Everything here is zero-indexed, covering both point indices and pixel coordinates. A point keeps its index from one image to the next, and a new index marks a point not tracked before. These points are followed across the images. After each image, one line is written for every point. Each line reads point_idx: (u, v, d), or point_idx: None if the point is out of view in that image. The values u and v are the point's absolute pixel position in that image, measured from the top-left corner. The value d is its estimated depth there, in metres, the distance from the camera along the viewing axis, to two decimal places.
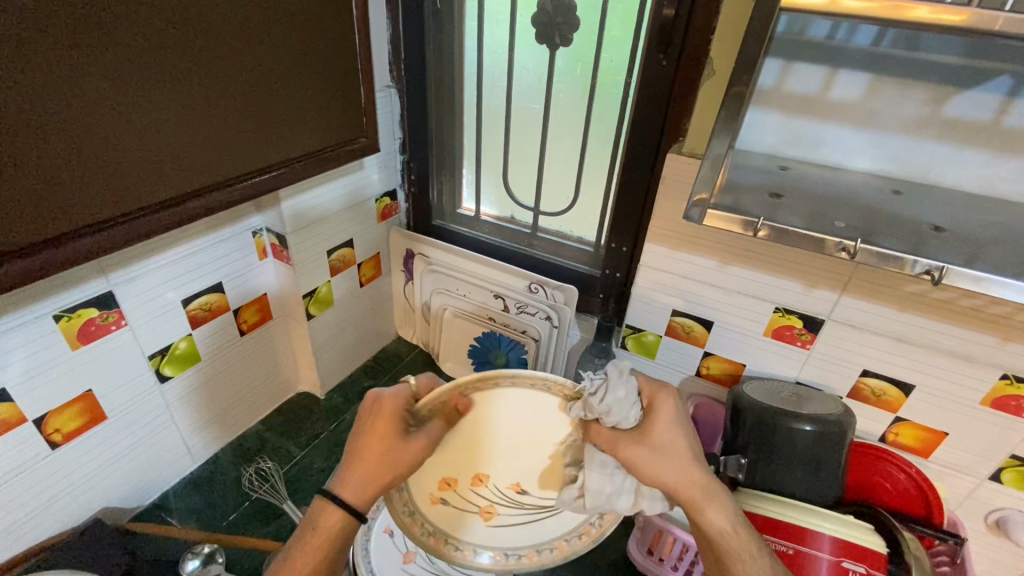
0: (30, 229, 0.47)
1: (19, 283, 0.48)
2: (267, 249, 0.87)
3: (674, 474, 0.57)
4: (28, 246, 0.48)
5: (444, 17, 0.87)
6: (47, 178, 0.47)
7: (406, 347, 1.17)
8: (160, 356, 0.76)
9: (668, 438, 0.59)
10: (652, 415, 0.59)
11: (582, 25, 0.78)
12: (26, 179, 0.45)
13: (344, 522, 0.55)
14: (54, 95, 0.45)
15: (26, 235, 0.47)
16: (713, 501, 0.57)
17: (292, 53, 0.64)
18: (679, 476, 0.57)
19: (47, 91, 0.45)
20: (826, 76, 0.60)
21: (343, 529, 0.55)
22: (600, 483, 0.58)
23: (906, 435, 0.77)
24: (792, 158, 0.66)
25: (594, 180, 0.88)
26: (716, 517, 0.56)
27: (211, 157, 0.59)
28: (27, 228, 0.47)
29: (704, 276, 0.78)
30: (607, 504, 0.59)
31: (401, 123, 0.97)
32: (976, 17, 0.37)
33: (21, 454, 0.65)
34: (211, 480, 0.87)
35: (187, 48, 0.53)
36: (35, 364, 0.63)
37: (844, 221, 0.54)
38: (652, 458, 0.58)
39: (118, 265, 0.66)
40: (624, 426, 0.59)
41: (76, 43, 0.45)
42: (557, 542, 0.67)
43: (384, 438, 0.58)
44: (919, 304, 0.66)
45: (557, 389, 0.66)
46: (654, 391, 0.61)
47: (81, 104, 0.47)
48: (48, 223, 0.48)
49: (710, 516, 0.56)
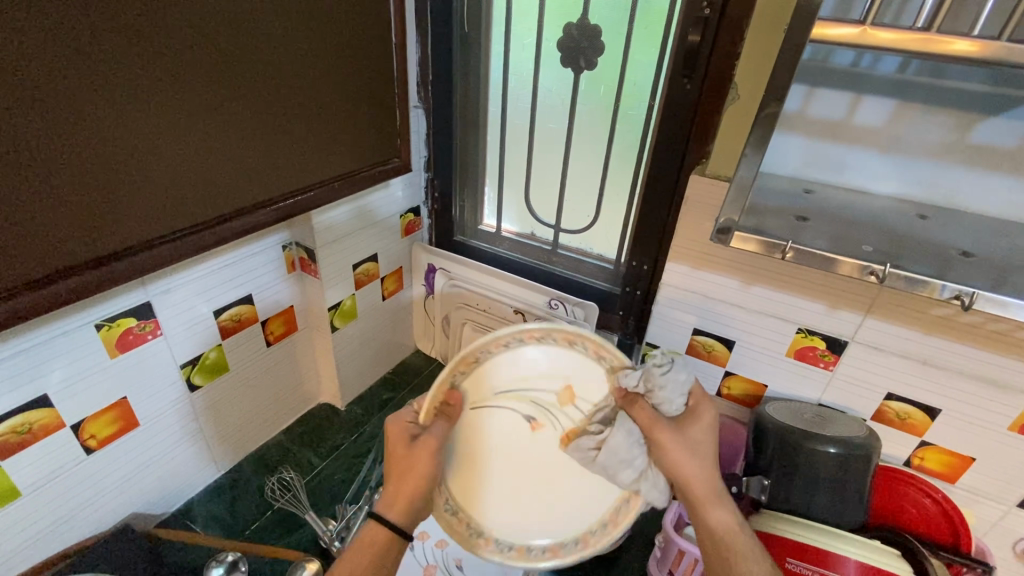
0: (78, 251, 0.49)
1: (80, 295, 0.50)
2: (295, 263, 0.89)
3: (695, 468, 0.62)
4: (90, 260, 0.50)
5: (472, 39, 0.90)
6: (91, 202, 0.48)
7: (425, 360, 1.18)
8: (191, 365, 0.78)
9: (700, 437, 0.63)
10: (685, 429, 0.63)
11: (606, 49, 0.80)
12: (72, 203, 0.47)
13: (387, 536, 0.58)
14: (100, 122, 0.47)
15: (71, 256, 0.48)
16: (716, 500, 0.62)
17: (329, 76, 0.66)
18: (698, 471, 0.62)
19: (92, 118, 0.46)
20: (850, 102, 0.61)
21: (388, 543, 0.58)
22: (620, 445, 0.62)
23: (931, 460, 0.76)
24: (816, 181, 0.67)
25: (616, 199, 0.90)
26: (721, 516, 0.61)
27: (257, 176, 0.62)
28: (73, 250, 0.48)
29: (726, 295, 0.78)
30: (613, 467, 0.63)
31: (427, 141, 1.00)
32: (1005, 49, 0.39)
33: (58, 459, 0.67)
34: (234, 488, 0.88)
35: (228, 73, 0.55)
36: (76, 372, 0.65)
37: (872, 244, 0.55)
38: (682, 446, 0.62)
39: (157, 277, 0.68)
40: (664, 411, 0.63)
41: (122, 70, 0.47)
42: (580, 534, 0.68)
43: (394, 450, 0.62)
44: (945, 328, 0.66)
45: (593, 348, 0.66)
46: (701, 398, 0.64)
47: (124, 130, 0.48)
48: (93, 245, 0.50)
49: (715, 514, 0.61)
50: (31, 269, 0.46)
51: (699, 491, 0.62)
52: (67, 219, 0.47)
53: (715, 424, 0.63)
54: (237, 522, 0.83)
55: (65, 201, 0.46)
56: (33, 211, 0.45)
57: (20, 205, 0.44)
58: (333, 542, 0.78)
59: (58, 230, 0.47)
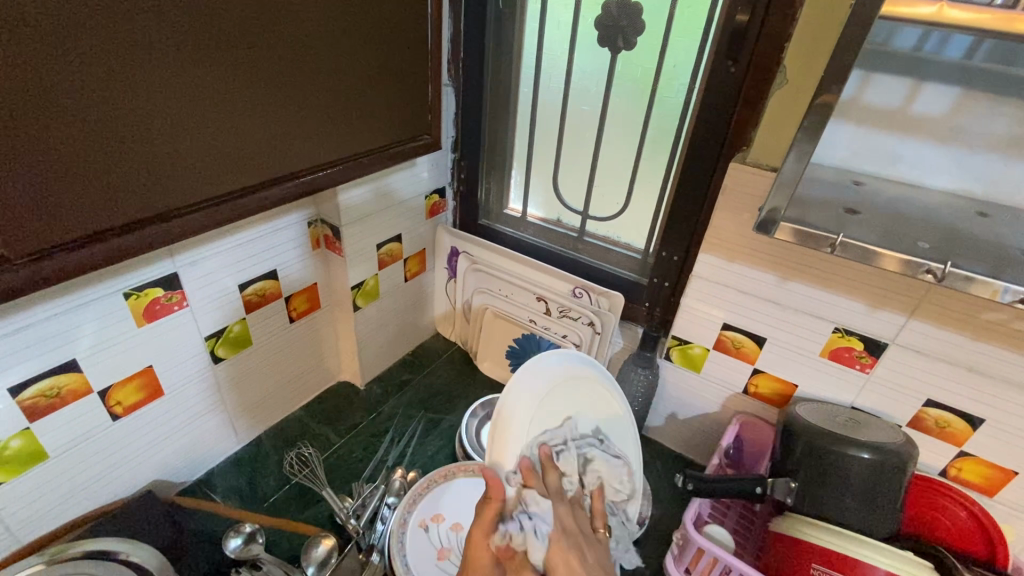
0: (103, 216, 0.48)
1: (113, 259, 0.50)
2: (320, 240, 0.89)
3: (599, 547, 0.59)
4: (123, 225, 0.50)
5: (506, 17, 0.88)
6: (115, 166, 0.47)
7: (444, 343, 1.18)
8: (215, 338, 0.79)
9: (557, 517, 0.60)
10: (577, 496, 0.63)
11: (647, 29, 0.77)
12: (95, 166, 0.46)
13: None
14: (124, 82, 0.45)
15: (97, 221, 0.48)
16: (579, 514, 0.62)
17: (362, 48, 0.64)
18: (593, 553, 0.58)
19: (116, 77, 0.45)
20: (909, 89, 0.56)
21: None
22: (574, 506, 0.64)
23: (969, 471, 0.73)
24: (864, 173, 0.63)
25: (648, 186, 0.87)
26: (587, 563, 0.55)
27: (287, 149, 0.61)
28: (99, 216, 0.48)
29: (760, 290, 0.75)
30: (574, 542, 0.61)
31: (455, 121, 0.98)
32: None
33: (86, 423, 0.68)
34: (254, 461, 0.89)
35: (256, 40, 0.53)
36: (104, 339, 0.65)
37: (928, 241, 0.52)
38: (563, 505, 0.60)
39: (184, 248, 0.68)
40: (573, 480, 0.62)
41: (146, 29, 0.45)
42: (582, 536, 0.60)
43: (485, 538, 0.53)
44: (995, 333, 0.62)
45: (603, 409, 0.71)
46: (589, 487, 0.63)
47: (148, 92, 0.47)
48: (119, 211, 0.49)
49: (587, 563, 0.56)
50: (55, 233, 0.45)
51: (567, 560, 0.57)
52: (91, 182, 0.46)
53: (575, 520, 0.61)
54: (256, 494, 0.84)
55: (88, 164, 0.45)
56: (56, 172, 0.44)
57: (44, 166, 0.43)
58: (349, 518, 0.76)
59: (82, 194, 0.46)
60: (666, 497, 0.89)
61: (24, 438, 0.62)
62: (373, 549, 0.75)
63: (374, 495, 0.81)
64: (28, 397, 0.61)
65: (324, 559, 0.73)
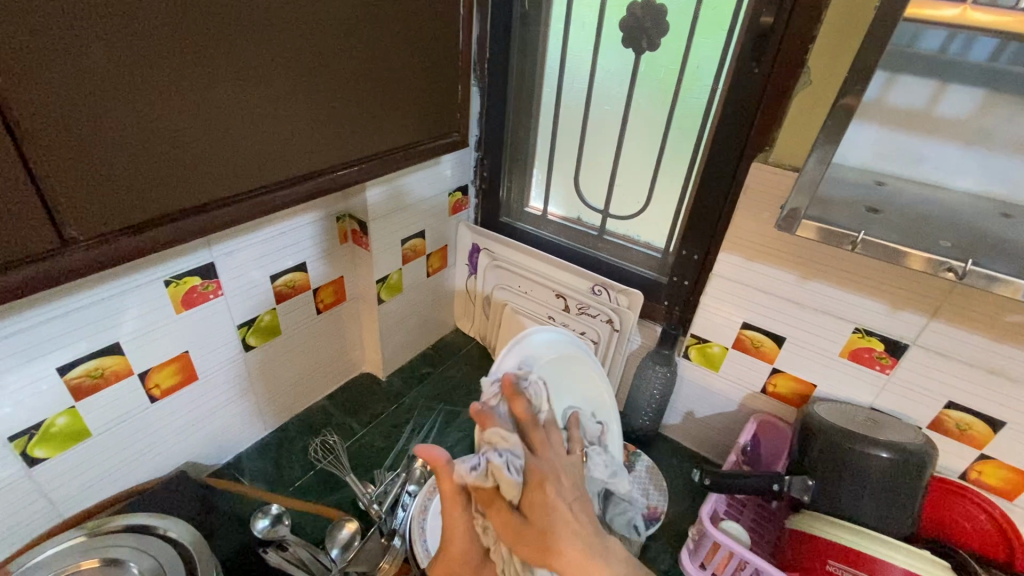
0: (155, 204, 0.50)
1: (165, 246, 0.52)
2: (347, 234, 0.91)
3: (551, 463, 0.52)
4: (178, 214, 0.52)
5: (532, 18, 0.90)
6: (163, 156, 0.48)
7: (463, 338, 1.20)
8: (246, 326, 0.82)
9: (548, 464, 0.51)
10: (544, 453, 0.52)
11: (671, 30, 0.78)
12: (144, 155, 0.47)
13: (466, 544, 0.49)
14: (177, 79, 0.47)
15: (149, 210, 0.49)
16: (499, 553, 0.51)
17: (396, 47, 0.66)
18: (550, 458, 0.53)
19: (164, 68, 0.46)
20: (934, 91, 0.56)
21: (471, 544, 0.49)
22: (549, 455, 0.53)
23: (990, 474, 0.72)
24: (888, 174, 0.64)
25: (668, 185, 0.88)
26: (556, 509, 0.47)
27: (326, 146, 0.63)
28: (150, 204, 0.49)
29: (780, 290, 0.76)
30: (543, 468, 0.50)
31: (480, 120, 1.01)
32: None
33: (127, 404, 0.71)
34: (280, 447, 0.92)
35: (300, 40, 0.55)
36: (146, 324, 0.69)
37: (949, 241, 0.52)
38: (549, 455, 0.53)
39: (221, 239, 0.72)
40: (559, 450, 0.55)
41: (198, 28, 0.47)
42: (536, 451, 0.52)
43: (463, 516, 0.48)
44: (1020, 336, 0.62)
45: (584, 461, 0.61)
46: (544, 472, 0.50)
47: (194, 83, 0.48)
48: (168, 200, 0.50)
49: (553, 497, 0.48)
50: (110, 221, 0.47)
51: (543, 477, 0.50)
52: (145, 174, 0.48)
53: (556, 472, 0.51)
54: (282, 478, 0.87)
55: (141, 157, 0.47)
56: (108, 160, 0.45)
57: (98, 155, 0.44)
58: (372, 504, 0.79)
59: (133, 182, 0.47)
60: (681, 493, 0.90)
61: (70, 415, 0.66)
62: (395, 534, 0.76)
63: (395, 483, 0.83)
64: (76, 376, 0.65)
65: (347, 542, 0.76)
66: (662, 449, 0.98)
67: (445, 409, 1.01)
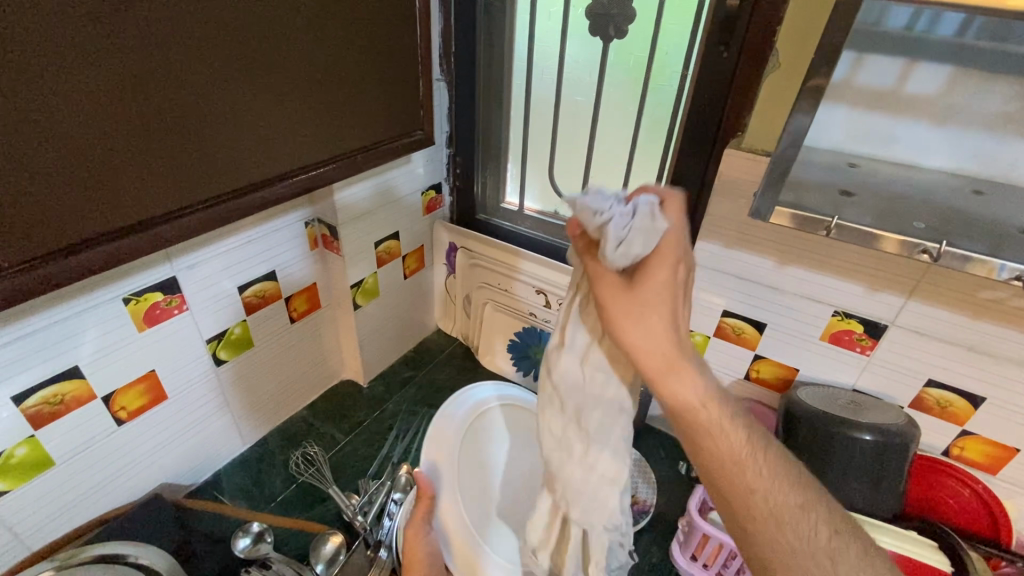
0: (87, 223, 0.47)
1: (109, 264, 0.50)
2: (317, 240, 0.89)
3: (678, 388, 0.45)
4: (122, 229, 0.50)
5: (496, 8, 0.87)
6: (95, 168, 0.46)
7: (445, 339, 1.18)
8: (216, 340, 0.79)
9: (652, 339, 0.44)
10: (646, 268, 0.42)
11: (637, 16, 0.76)
12: (73, 167, 0.44)
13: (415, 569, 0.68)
14: (114, 90, 0.45)
15: (84, 227, 0.47)
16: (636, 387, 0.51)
17: (351, 43, 0.64)
18: (677, 391, 0.45)
19: (92, 73, 0.43)
20: (902, 69, 0.56)
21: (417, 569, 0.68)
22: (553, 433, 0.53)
23: (971, 450, 0.73)
24: (861, 155, 0.63)
25: (643, 175, 0.87)
26: (733, 440, 0.46)
27: (283, 150, 0.61)
28: (84, 222, 0.47)
29: (759, 276, 0.75)
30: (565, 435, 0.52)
31: (449, 116, 0.98)
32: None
33: (91, 429, 0.68)
34: (260, 461, 0.90)
35: (247, 39, 0.53)
36: (107, 345, 0.66)
37: (923, 222, 0.52)
38: (626, 308, 0.43)
39: (182, 251, 0.69)
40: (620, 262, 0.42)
41: (133, 33, 0.45)
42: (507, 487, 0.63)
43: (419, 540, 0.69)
44: (995, 312, 0.62)
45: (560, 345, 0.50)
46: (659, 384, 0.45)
47: (126, 88, 0.46)
48: (105, 217, 0.48)
49: (723, 442, 0.46)
50: (41, 241, 0.45)
51: (653, 369, 0.45)
52: (86, 189, 0.46)
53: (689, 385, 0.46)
54: (263, 494, 0.85)
55: (80, 173, 0.45)
56: (33, 175, 0.42)
57: (26, 171, 0.42)
58: (356, 516, 0.78)
59: (63, 198, 0.45)
60: (670, 485, 0.90)
61: (30, 445, 0.63)
62: (381, 545, 0.75)
63: (380, 492, 0.80)
64: (33, 405, 0.62)
65: (333, 557, 0.73)
66: (650, 440, 0.97)
67: (430, 413, 1.00)
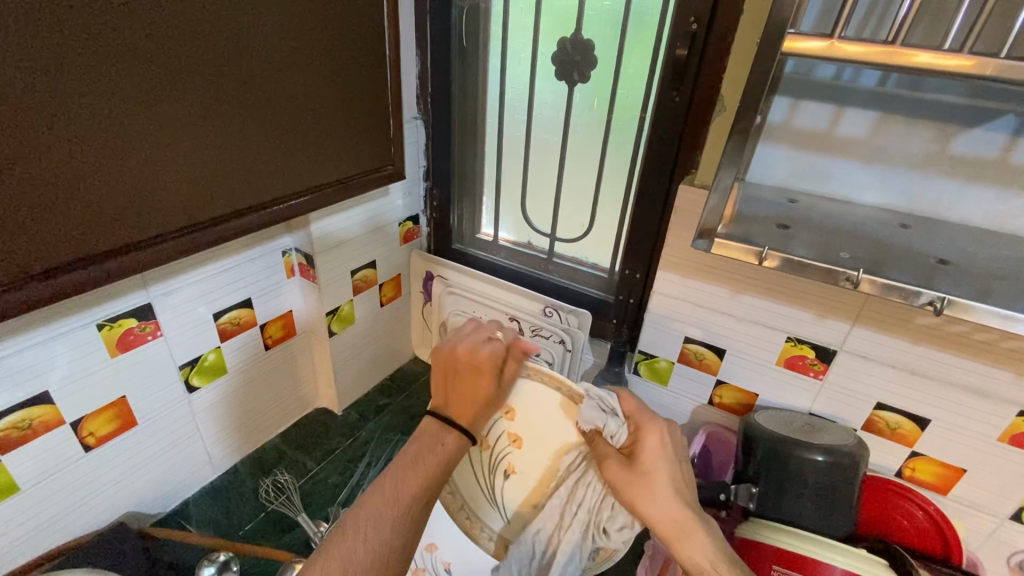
0: (66, 249, 0.50)
1: (85, 287, 0.52)
2: (294, 268, 0.91)
3: (655, 509, 0.57)
4: (101, 254, 0.53)
5: (470, 54, 0.93)
6: (81, 197, 0.49)
7: (422, 366, 1.20)
8: (189, 366, 0.80)
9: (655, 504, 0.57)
10: (641, 448, 0.59)
11: (599, 63, 0.82)
12: (60, 198, 0.48)
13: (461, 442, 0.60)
14: (104, 127, 0.49)
15: (56, 246, 0.49)
16: (681, 453, 0.61)
17: (325, 85, 0.69)
18: (660, 512, 0.57)
19: (72, 89, 0.46)
20: (833, 114, 0.62)
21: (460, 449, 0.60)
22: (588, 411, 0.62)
23: (922, 470, 0.76)
24: (802, 190, 0.68)
25: (609, 207, 0.91)
26: (692, 552, 0.56)
27: (259, 183, 0.65)
28: (57, 241, 0.49)
29: (717, 304, 0.79)
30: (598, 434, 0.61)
31: (424, 151, 1.03)
32: (983, 63, 0.40)
33: (57, 455, 0.68)
34: (229, 490, 0.89)
35: (228, 82, 0.58)
36: (77, 370, 0.67)
37: (850, 252, 0.56)
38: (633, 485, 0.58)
39: (158, 278, 0.70)
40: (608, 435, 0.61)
41: (126, 78, 0.49)
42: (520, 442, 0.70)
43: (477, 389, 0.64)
44: (933, 338, 0.66)
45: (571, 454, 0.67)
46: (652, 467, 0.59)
47: (106, 106, 0.49)
48: (83, 234, 0.51)
49: (686, 550, 0.57)
50: (20, 266, 0.47)
51: (663, 531, 0.57)
52: (71, 218, 0.49)
53: (672, 490, 0.58)
54: (230, 523, 0.84)
55: (68, 201, 0.48)
56: (23, 206, 0.46)
57: (17, 202, 0.45)
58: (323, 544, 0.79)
59: (39, 216, 0.47)
60: None
61: None
62: None
63: None
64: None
65: None
66: None
67: (403, 440, 1.00)
